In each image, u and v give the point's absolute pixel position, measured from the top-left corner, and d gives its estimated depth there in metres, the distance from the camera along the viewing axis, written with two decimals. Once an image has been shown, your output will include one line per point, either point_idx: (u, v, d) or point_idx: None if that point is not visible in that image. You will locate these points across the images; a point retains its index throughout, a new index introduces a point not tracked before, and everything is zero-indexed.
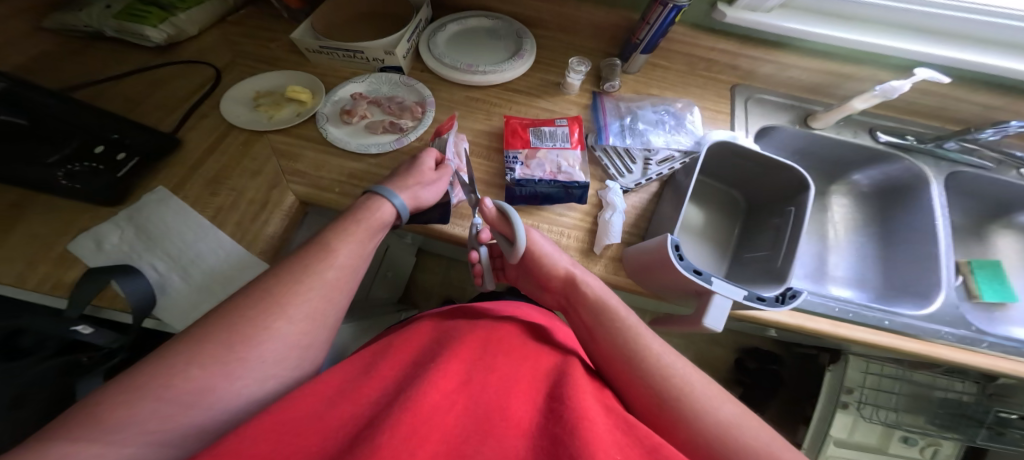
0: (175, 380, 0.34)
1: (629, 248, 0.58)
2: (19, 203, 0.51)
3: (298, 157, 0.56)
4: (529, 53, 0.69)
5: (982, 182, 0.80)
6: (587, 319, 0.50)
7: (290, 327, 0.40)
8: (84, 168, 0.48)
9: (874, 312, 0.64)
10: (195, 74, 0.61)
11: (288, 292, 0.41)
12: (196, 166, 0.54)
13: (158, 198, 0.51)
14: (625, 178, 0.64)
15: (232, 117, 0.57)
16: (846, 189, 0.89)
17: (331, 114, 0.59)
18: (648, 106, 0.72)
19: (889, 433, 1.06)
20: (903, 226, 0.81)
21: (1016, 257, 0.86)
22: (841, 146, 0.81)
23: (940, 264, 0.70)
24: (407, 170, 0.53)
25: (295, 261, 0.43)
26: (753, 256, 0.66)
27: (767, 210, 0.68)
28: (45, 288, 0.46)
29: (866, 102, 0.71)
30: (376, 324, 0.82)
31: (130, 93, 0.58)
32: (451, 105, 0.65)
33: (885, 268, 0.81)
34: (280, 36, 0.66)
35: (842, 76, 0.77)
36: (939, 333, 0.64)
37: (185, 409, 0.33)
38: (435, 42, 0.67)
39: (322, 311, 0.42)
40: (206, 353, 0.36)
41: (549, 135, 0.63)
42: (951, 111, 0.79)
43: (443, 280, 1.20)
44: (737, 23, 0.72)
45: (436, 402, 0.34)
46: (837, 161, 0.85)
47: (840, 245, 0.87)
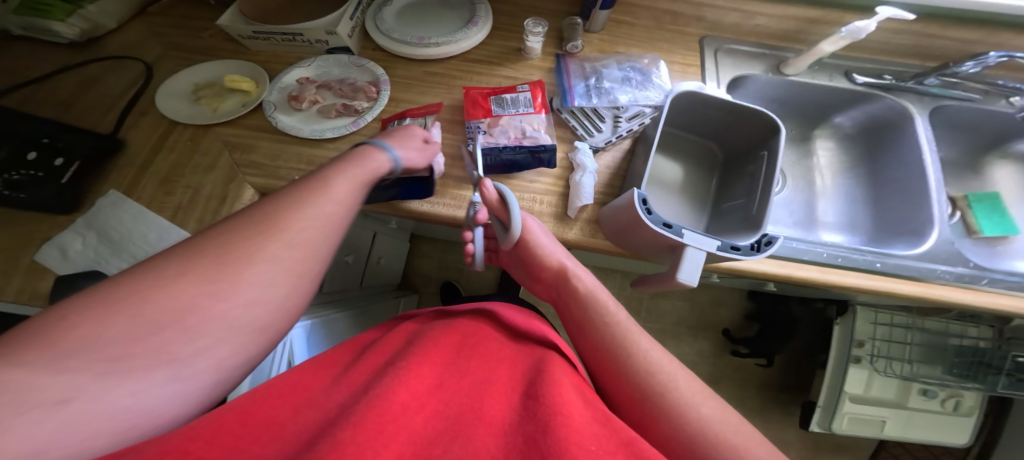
0: (84, 330, 0.26)
1: (603, 208, 0.56)
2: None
3: (252, 148, 0.54)
4: (484, 19, 0.67)
5: (975, 113, 0.77)
6: (578, 314, 0.49)
7: (288, 252, 0.34)
8: (23, 176, 0.47)
9: (866, 256, 0.61)
10: (126, 69, 0.59)
11: (285, 217, 0.35)
12: (146, 165, 0.52)
13: (113, 201, 0.49)
14: (594, 137, 0.62)
15: (173, 113, 0.55)
16: (829, 132, 0.86)
17: (279, 102, 0.57)
18: (614, 64, 0.69)
19: (907, 386, 1.02)
20: (890, 166, 0.77)
21: (1016, 189, 0.82)
22: (817, 89, 0.78)
23: (930, 199, 0.68)
24: (403, 136, 0.50)
25: (293, 187, 0.38)
26: (731, 206, 0.63)
27: (742, 159, 0.65)
28: (23, 299, 0.44)
29: (834, 45, 0.68)
30: (372, 314, 0.82)
31: (60, 95, 0.57)
32: (407, 82, 0.63)
33: (876, 209, 0.78)
34: (212, 24, 0.64)
35: (810, 20, 0.75)
36: (936, 272, 0.61)
37: (97, 375, 0.26)
38: (382, 18, 0.65)
39: (322, 241, 0.37)
40: (133, 301, 0.28)
41: (511, 102, 0.61)
42: (930, 48, 0.75)
43: (440, 266, 1.18)
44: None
45: (405, 402, 0.32)
46: (816, 105, 0.82)
47: (829, 190, 0.84)
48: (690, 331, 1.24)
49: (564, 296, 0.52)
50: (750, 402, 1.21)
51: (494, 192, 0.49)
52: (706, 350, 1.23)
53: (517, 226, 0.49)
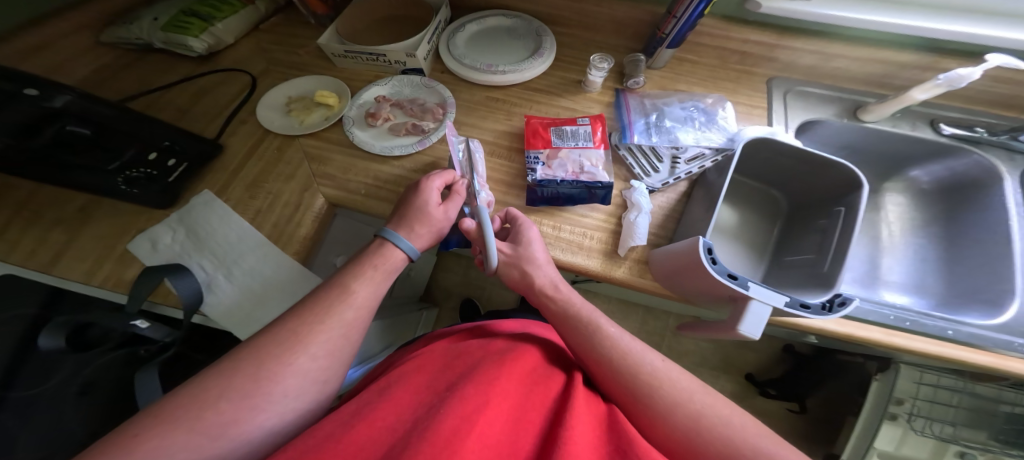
0: (206, 413, 0.36)
1: (655, 250, 0.56)
2: (86, 208, 0.53)
3: (328, 161, 0.58)
4: (549, 51, 0.68)
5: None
6: (576, 337, 0.48)
7: (312, 363, 0.41)
8: (139, 174, 0.51)
9: (933, 321, 0.58)
10: (233, 81, 0.65)
11: (309, 331, 0.42)
12: (237, 171, 0.57)
13: (205, 200, 0.54)
14: (651, 177, 0.62)
15: (267, 123, 0.60)
16: (902, 186, 0.82)
17: (357, 117, 0.61)
18: (675, 102, 0.69)
19: (942, 448, 0.93)
20: (971, 225, 0.73)
21: None
22: (898, 139, 0.74)
23: (1014, 269, 0.64)
24: (415, 210, 0.50)
25: (317, 301, 0.44)
26: (796, 260, 0.61)
27: (812, 211, 0.64)
28: (109, 285, 0.49)
29: (927, 92, 0.65)
30: (396, 324, 0.84)
31: (179, 102, 0.63)
32: (471, 106, 0.65)
33: (948, 271, 0.73)
34: (308, 42, 0.69)
35: (897, 66, 0.71)
36: (1011, 344, 0.57)
37: (212, 440, 0.35)
38: (455, 43, 0.68)
39: (340, 348, 0.43)
40: (234, 389, 0.38)
41: (571, 135, 0.62)
42: None
43: (465, 280, 1.20)
44: (773, 12, 0.68)
45: (458, 423, 0.32)
46: (891, 155, 0.78)
47: (895, 247, 0.79)
48: (714, 372, 1.20)
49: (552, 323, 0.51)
50: None
51: (474, 228, 0.49)
52: (731, 392, 1.18)
53: (493, 259, 0.49)
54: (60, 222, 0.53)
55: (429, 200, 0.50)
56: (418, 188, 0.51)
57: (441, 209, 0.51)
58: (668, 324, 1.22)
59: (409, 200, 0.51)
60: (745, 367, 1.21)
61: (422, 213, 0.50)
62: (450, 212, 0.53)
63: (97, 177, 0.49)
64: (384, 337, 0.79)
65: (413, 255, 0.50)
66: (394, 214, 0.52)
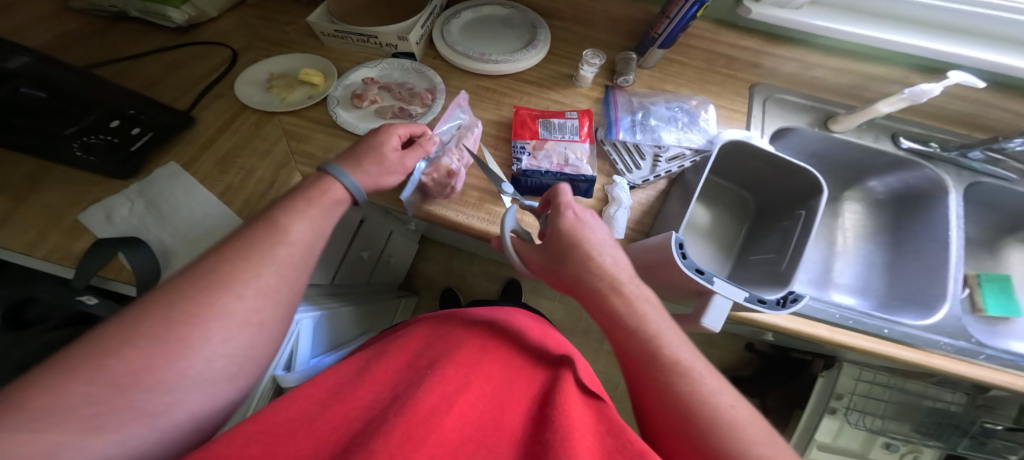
0: (109, 361, 0.30)
1: (632, 244, 0.58)
2: (36, 174, 0.51)
3: (308, 139, 0.57)
4: (543, 43, 0.69)
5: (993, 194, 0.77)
6: (624, 336, 0.42)
7: (240, 305, 0.35)
8: (99, 141, 0.49)
9: (874, 320, 0.63)
10: (214, 55, 0.62)
11: (236, 272, 0.36)
12: (208, 145, 0.55)
13: (170, 172, 0.52)
14: (633, 174, 0.64)
15: (247, 98, 0.58)
16: (860, 196, 0.87)
17: (342, 98, 0.60)
18: (661, 102, 0.72)
19: (872, 438, 1.04)
20: (914, 237, 0.79)
21: None
22: (860, 150, 0.79)
23: (948, 275, 0.69)
24: (369, 148, 0.48)
25: (245, 241, 0.38)
26: (758, 259, 0.65)
27: (775, 214, 0.68)
28: (54, 257, 0.47)
29: (892, 105, 0.69)
30: (372, 310, 0.83)
31: (152, 73, 0.60)
32: (461, 94, 0.65)
33: (891, 277, 0.80)
34: (297, 18, 0.67)
35: (872, 78, 0.76)
36: (937, 343, 0.63)
37: (123, 392, 0.30)
38: (449, 29, 0.67)
39: (278, 288, 0.38)
40: (141, 332, 0.32)
41: (558, 127, 0.63)
42: (979, 118, 0.76)
43: (446, 270, 1.21)
44: (761, 19, 0.72)
45: (433, 406, 0.34)
46: (852, 165, 0.83)
47: (848, 251, 0.85)
48: None
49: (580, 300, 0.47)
50: None
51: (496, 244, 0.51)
52: None
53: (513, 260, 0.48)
54: (7, 189, 0.50)
55: (387, 142, 0.49)
56: (380, 130, 0.50)
57: (398, 154, 0.49)
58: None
59: (367, 139, 0.49)
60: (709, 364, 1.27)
61: (381, 155, 0.48)
62: (407, 162, 0.50)
63: (50, 142, 0.48)
64: (358, 325, 0.78)
65: (357, 196, 0.46)
66: (347, 153, 0.49)
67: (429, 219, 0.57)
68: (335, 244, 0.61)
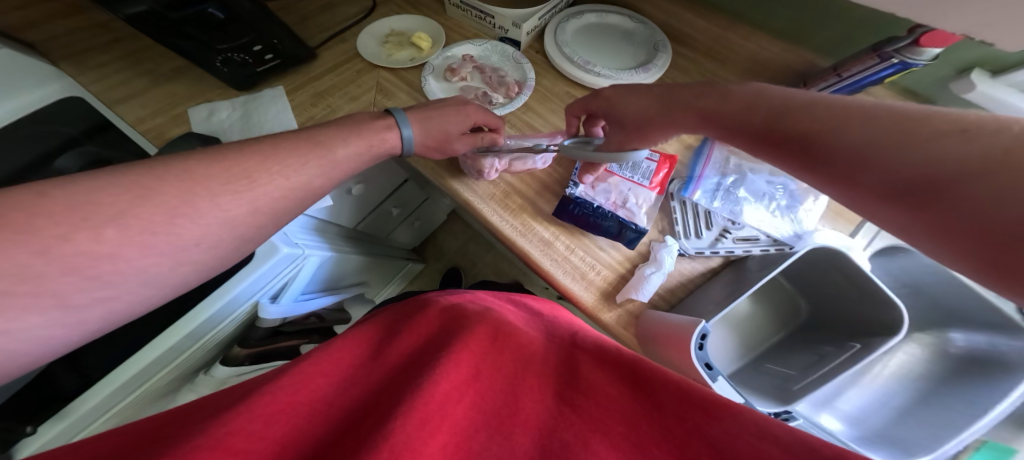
0: (77, 235, 0.27)
1: (651, 311, 0.55)
2: (178, 69, 0.62)
3: (393, 97, 0.60)
4: (657, 68, 0.63)
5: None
6: (711, 121, 0.42)
7: (244, 213, 0.35)
8: (237, 58, 0.56)
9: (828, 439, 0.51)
10: (356, 4, 0.68)
11: (259, 168, 0.36)
12: (314, 79, 0.62)
13: (273, 95, 0.60)
14: (689, 241, 0.59)
15: (363, 48, 0.63)
16: (929, 341, 0.66)
17: (438, 68, 0.63)
18: (764, 173, 0.63)
19: None
20: (958, 395, 0.57)
21: None
22: (966, 298, 0.61)
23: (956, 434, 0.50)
24: (441, 114, 0.53)
25: (270, 145, 0.39)
26: (775, 369, 0.57)
27: (827, 338, 0.58)
28: (150, 135, 0.57)
29: None
30: (377, 267, 0.88)
31: (303, 9, 0.68)
32: (548, 95, 0.63)
33: (905, 421, 0.58)
34: None
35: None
36: None
37: (64, 274, 0.26)
38: (565, 27, 0.65)
39: (287, 209, 0.39)
40: (137, 215, 0.29)
41: (633, 165, 0.61)
42: None
43: (461, 249, 1.25)
44: (981, 100, 0.56)
45: (450, 389, 0.33)
46: (935, 301, 0.64)
47: (874, 383, 0.65)
48: None
49: (722, 133, 0.42)
50: None
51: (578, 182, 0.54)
52: None
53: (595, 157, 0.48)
54: (154, 74, 0.61)
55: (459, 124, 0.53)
56: (460, 106, 0.54)
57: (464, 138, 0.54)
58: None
59: (445, 106, 0.54)
60: None
61: (445, 128, 0.52)
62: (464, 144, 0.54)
63: (198, 48, 0.53)
64: (361, 274, 0.84)
65: (406, 147, 0.51)
66: (418, 107, 0.53)
67: (455, 197, 0.59)
68: (371, 193, 0.69)
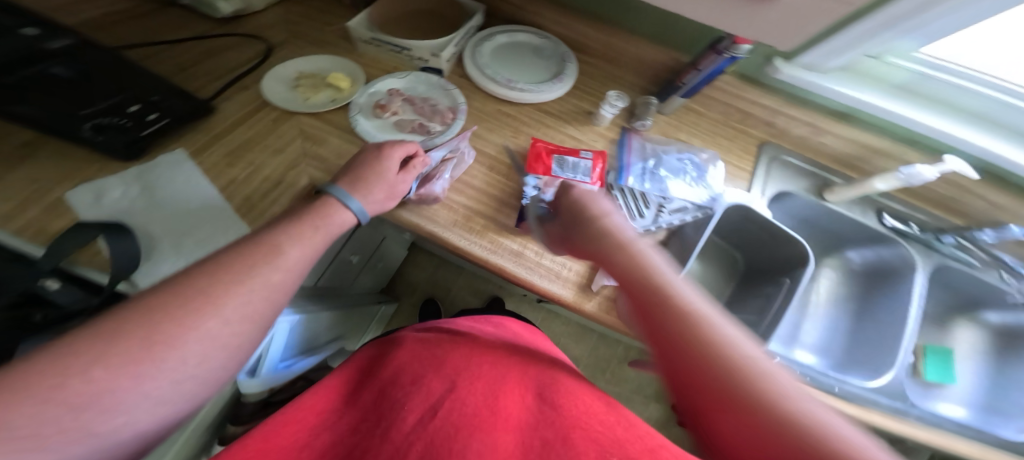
0: (69, 382, 0.25)
1: (623, 291, 0.59)
2: (31, 143, 0.51)
3: (324, 143, 0.56)
4: (569, 78, 0.69)
5: (960, 279, 0.78)
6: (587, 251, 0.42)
7: (223, 328, 0.32)
8: (110, 123, 0.47)
9: (824, 378, 0.63)
10: (249, 48, 0.63)
11: (223, 286, 0.33)
12: (221, 135, 0.55)
13: (173, 160, 0.51)
14: (636, 221, 0.66)
15: (270, 94, 0.58)
16: (837, 263, 0.88)
17: (365, 105, 0.60)
18: (673, 151, 0.73)
19: None
20: (879, 307, 0.81)
21: (968, 349, 0.83)
22: (848, 223, 0.80)
23: (899, 346, 0.71)
24: (373, 172, 0.49)
25: (231, 261, 0.35)
26: (742, 318, 0.70)
27: (764, 278, 0.72)
28: (26, 234, 0.45)
29: (886, 183, 0.70)
30: (350, 317, 0.82)
31: (184, 59, 0.61)
32: (482, 117, 0.65)
33: (856, 342, 0.81)
34: (337, 21, 0.68)
35: (871, 150, 0.77)
36: (875, 401, 0.64)
37: (76, 413, 0.25)
38: (481, 51, 0.67)
39: (261, 313, 0.35)
40: (114, 352, 0.27)
41: (572, 166, 0.64)
42: (961, 205, 0.78)
43: (431, 278, 1.21)
44: (790, 79, 0.75)
45: (411, 436, 0.33)
46: (829, 231, 0.85)
47: (818, 310, 0.85)
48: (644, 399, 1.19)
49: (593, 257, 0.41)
50: None
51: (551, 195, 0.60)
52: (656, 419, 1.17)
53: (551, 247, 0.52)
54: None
55: (390, 169, 0.51)
56: (380, 154, 0.51)
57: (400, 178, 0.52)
58: (616, 352, 1.22)
59: (368, 164, 0.50)
60: None
61: (382, 177, 0.50)
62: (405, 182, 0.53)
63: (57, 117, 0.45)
64: (335, 328, 0.77)
65: (363, 219, 0.47)
66: (345, 175, 0.50)
67: (416, 231, 0.58)
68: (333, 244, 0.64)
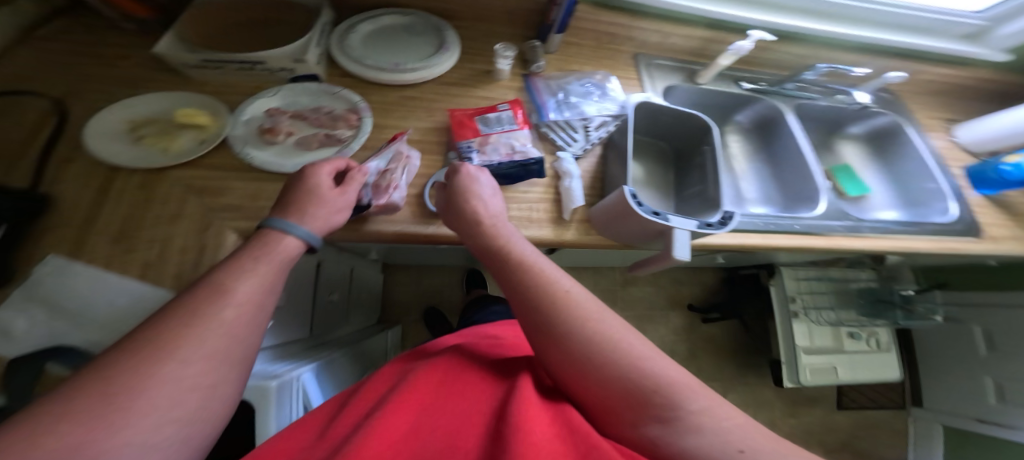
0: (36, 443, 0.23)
1: (593, 208, 0.61)
2: None
3: (225, 191, 0.49)
4: (454, 45, 0.69)
5: (812, 111, 1.00)
6: (498, 272, 0.46)
7: (189, 368, 0.29)
8: None
9: (784, 220, 0.73)
10: (32, 107, 0.54)
11: (184, 329, 0.30)
12: (89, 222, 0.46)
13: (55, 267, 0.43)
14: (573, 147, 0.68)
15: (110, 156, 0.49)
16: (734, 129, 1.02)
17: (248, 136, 0.54)
18: (574, 80, 0.76)
19: (838, 332, 1.18)
20: (777, 149, 0.96)
21: (858, 159, 1.06)
22: (720, 95, 0.93)
23: (813, 173, 0.85)
24: (304, 194, 0.42)
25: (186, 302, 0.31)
26: (691, 193, 0.75)
27: (686, 156, 0.77)
28: None
29: (727, 59, 0.83)
30: (365, 353, 0.72)
31: None
32: (386, 107, 0.62)
33: (782, 181, 0.95)
34: (131, 52, 0.60)
35: (707, 41, 0.90)
36: (832, 226, 0.75)
37: None
38: (349, 45, 0.64)
39: (228, 350, 0.31)
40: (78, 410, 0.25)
41: (496, 121, 0.64)
42: (778, 61, 0.95)
43: (418, 291, 1.13)
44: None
45: (381, 438, 0.33)
46: (717, 107, 0.97)
47: (744, 171, 0.99)
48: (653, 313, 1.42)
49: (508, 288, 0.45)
50: (724, 365, 1.43)
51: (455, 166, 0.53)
52: None
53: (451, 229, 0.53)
54: None
55: (322, 185, 0.43)
56: (304, 173, 0.43)
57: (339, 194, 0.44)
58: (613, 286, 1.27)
59: (295, 187, 0.42)
60: (686, 300, 1.45)
61: (314, 199, 0.42)
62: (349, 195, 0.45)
63: None
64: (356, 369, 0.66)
65: (316, 243, 0.40)
66: (279, 203, 0.42)
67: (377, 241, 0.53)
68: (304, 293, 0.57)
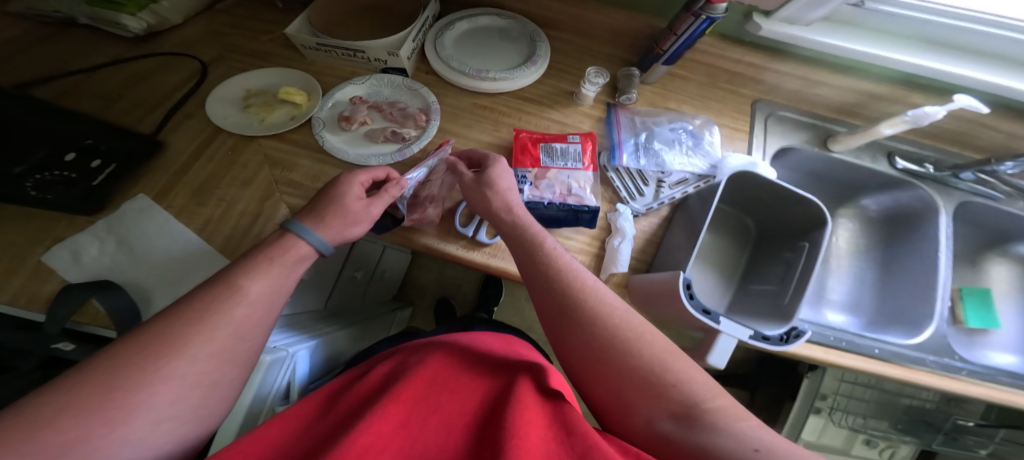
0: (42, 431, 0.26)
1: (635, 276, 0.56)
2: None
3: (294, 166, 0.53)
4: (543, 59, 0.65)
5: (984, 215, 0.76)
6: (532, 274, 0.43)
7: (193, 367, 0.32)
8: (54, 177, 0.46)
9: (865, 341, 0.60)
10: (181, 67, 0.61)
11: (192, 329, 0.33)
12: (180, 173, 0.53)
13: (140, 206, 0.50)
14: (636, 201, 0.61)
15: (221, 120, 0.55)
16: (852, 213, 0.84)
17: (328, 119, 0.56)
18: (665, 122, 0.68)
19: (853, 437, 1.03)
20: (898, 257, 0.78)
21: (1007, 287, 0.81)
22: (855, 170, 0.75)
23: (935, 296, 0.67)
24: (330, 202, 0.43)
25: (197, 301, 0.35)
26: (760, 289, 0.64)
27: (777, 242, 0.67)
28: (21, 301, 0.45)
29: (893, 127, 0.65)
30: (370, 325, 0.76)
31: (111, 89, 0.60)
32: (456, 113, 0.61)
33: (885, 295, 0.77)
34: (274, 28, 0.65)
35: (866, 98, 0.72)
36: (922, 359, 0.61)
37: None
38: (443, 43, 0.63)
39: (230, 349, 0.34)
40: (85, 400, 0.28)
41: (561, 153, 0.60)
42: (973, 138, 0.73)
43: (440, 278, 1.16)
44: (770, 35, 0.67)
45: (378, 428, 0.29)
46: (834, 181, 0.80)
47: (841, 267, 0.83)
48: None
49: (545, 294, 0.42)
50: None
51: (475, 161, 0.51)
52: None
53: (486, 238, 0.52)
54: None
55: (352, 194, 0.43)
56: (340, 179, 0.44)
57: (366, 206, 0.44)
58: None
59: (327, 191, 0.44)
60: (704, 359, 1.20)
61: (341, 208, 0.43)
62: (375, 208, 0.45)
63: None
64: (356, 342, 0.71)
65: (327, 250, 0.42)
66: (309, 205, 0.44)
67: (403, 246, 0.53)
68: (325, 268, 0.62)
